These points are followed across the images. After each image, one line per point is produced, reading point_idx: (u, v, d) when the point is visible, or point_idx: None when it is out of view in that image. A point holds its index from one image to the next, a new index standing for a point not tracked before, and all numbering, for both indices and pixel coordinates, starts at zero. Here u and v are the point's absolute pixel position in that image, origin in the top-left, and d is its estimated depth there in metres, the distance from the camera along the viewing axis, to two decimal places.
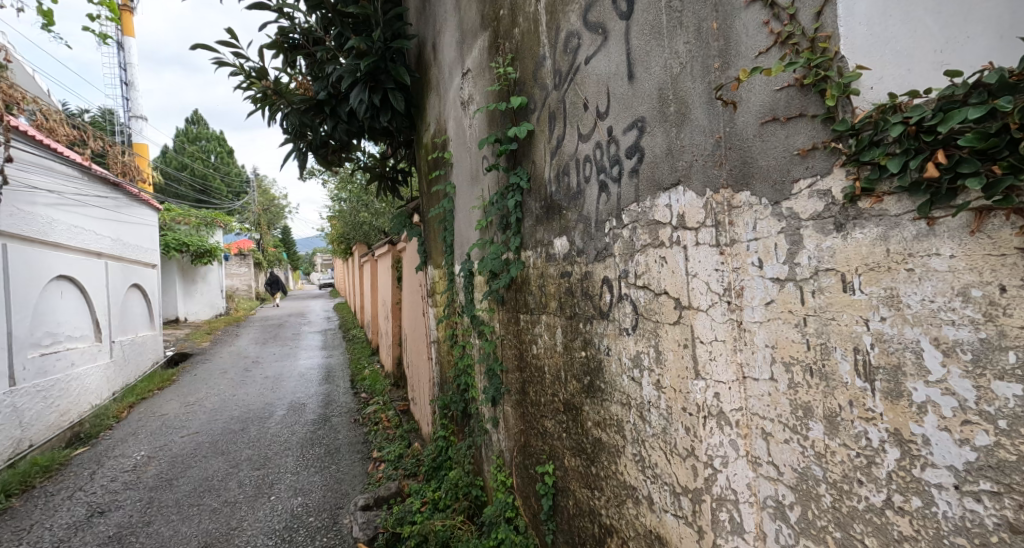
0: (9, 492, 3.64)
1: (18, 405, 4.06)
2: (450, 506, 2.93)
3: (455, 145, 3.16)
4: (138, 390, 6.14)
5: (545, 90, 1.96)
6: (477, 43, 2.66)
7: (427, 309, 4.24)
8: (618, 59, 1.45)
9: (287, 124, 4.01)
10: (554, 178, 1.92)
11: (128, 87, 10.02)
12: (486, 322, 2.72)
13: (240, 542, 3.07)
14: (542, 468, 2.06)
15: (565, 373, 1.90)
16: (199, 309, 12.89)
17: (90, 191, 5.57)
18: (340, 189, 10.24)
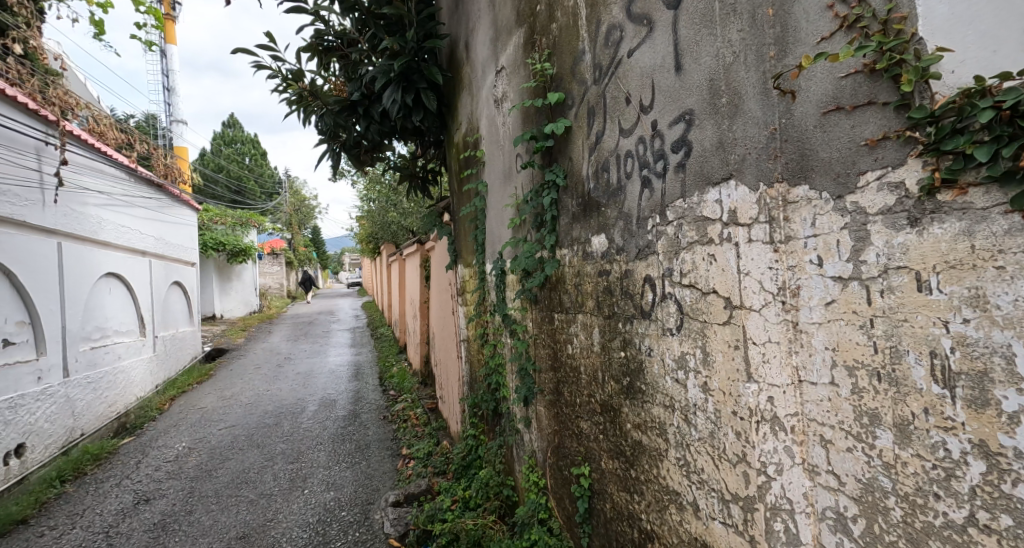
0: (63, 478, 3.81)
1: (70, 396, 4.24)
2: (481, 506, 2.91)
3: (488, 143, 3.15)
4: (178, 384, 6.36)
5: (584, 85, 1.92)
6: (512, 40, 2.63)
7: (456, 307, 4.25)
8: (664, 51, 1.41)
9: (321, 125, 4.08)
10: (593, 175, 1.88)
11: (169, 92, 10.40)
12: (518, 322, 2.69)
13: (275, 535, 3.12)
14: (577, 470, 2.03)
15: (603, 374, 1.86)
16: (233, 307, 13.28)
17: (136, 192, 5.79)
18: (369, 189, 10.39)
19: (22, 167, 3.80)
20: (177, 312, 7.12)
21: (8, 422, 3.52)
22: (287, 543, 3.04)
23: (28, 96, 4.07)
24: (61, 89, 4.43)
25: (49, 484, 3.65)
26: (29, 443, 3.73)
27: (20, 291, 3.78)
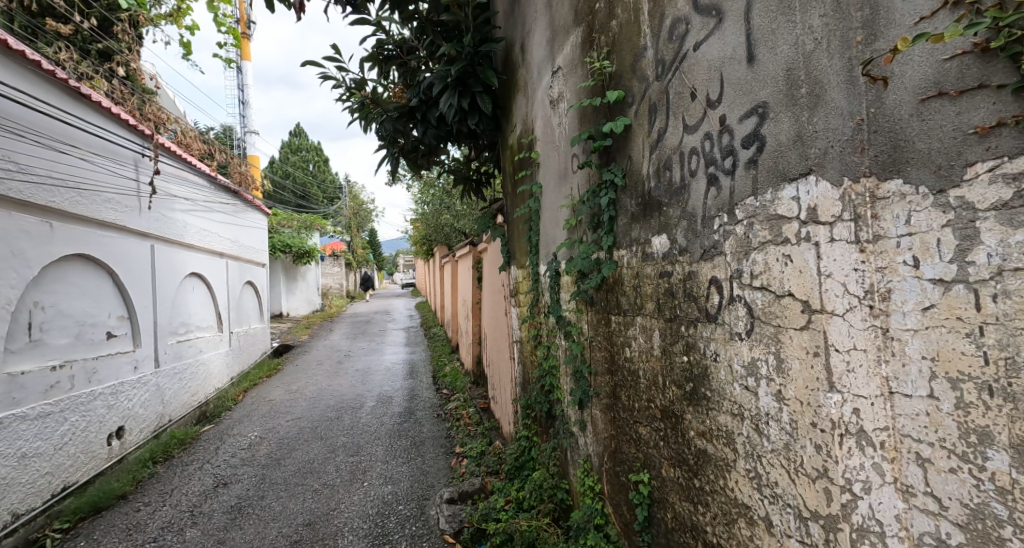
0: (155, 459, 4.13)
1: (160, 385, 4.58)
2: (536, 508, 2.89)
3: (543, 145, 3.13)
4: (250, 377, 6.75)
5: (645, 81, 1.87)
6: (569, 40, 2.61)
7: (510, 308, 4.26)
8: (734, 42, 1.36)
9: (381, 132, 4.20)
10: (654, 173, 1.83)
11: (244, 105, 11.07)
12: (573, 323, 2.65)
13: (338, 524, 3.24)
14: (636, 476, 1.97)
15: (664, 378, 1.80)
16: (298, 305, 13.96)
17: (216, 198, 6.21)
18: (424, 192, 10.63)
19: (122, 179, 4.14)
20: (249, 310, 7.57)
21: (111, 407, 3.85)
22: (349, 532, 3.15)
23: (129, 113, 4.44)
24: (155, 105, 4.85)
25: (143, 465, 3.95)
26: (127, 426, 4.07)
27: (121, 289, 4.12)
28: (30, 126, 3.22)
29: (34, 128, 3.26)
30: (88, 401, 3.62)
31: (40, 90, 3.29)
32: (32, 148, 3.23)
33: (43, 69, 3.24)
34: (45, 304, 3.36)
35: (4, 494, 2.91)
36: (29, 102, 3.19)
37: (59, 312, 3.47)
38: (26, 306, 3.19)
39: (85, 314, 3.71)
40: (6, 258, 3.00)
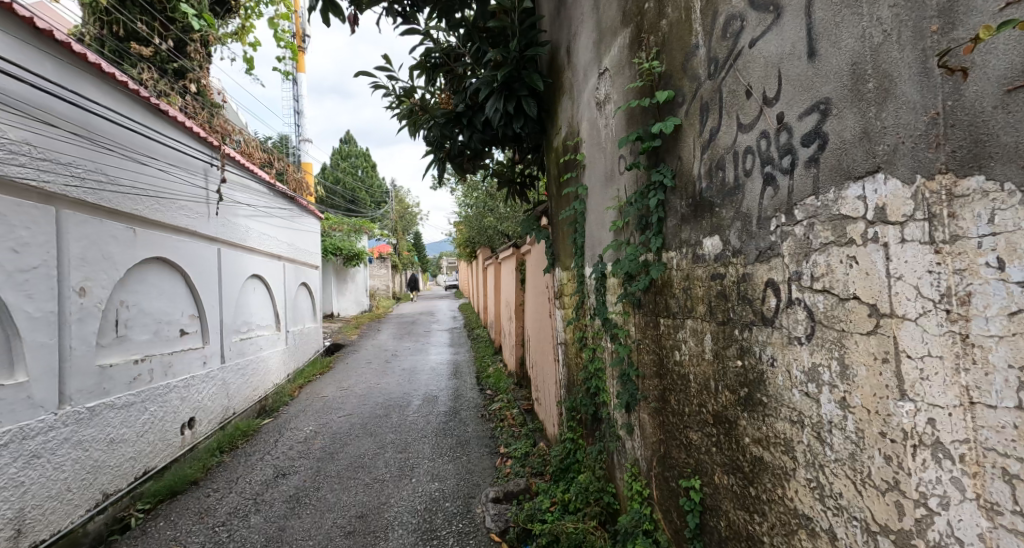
0: (222, 449, 4.38)
1: (225, 380, 4.84)
2: (582, 511, 2.87)
3: (589, 146, 3.12)
4: (305, 374, 7.05)
5: (696, 80, 1.85)
6: (617, 41, 2.59)
7: (554, 310, 4.26)
8: (794, 37, 1.33)
9: (428, 137, 4.31)
10: (705, 174, 1.80)
11: (299, 115, 11.58)
12: (620, 326, 2.62)
13: (389, 517, 3.34)
14: (687, 483, 1.93)
15: (715, 383, 1.76)
16: (347, 306, 14.43)
17: (275, 204, 6.52)
18: (468, 195, 10.75)
19: (194, 188, 4.42)
20: (304, 310, 7.89)
21: (183, 398, 4.12)
22: (399, 526, 3.24)
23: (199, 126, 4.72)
24: (221, 118, 5.33)
25: (212, 453, 4.20)
26: (198, 417, 4.34)
27: (192, 289, 4.39)
28: (118, 140, 3.49)
29: (121, 142, 3.52)
30: (165, 393, 3.88)
31: (125, 108, 3.56)
32: (120, 161, 3.49)
33: (128, 88, 3.51)
34: (130, 303, 3.62)
35: (96, 475, 3.16)
36: (116, 119, 3.47)
37: (141, 310, 3.73)
38: (114, 305, 3.45)
39: (162, 313, 3.98)
40: (98, 261, 3.27)
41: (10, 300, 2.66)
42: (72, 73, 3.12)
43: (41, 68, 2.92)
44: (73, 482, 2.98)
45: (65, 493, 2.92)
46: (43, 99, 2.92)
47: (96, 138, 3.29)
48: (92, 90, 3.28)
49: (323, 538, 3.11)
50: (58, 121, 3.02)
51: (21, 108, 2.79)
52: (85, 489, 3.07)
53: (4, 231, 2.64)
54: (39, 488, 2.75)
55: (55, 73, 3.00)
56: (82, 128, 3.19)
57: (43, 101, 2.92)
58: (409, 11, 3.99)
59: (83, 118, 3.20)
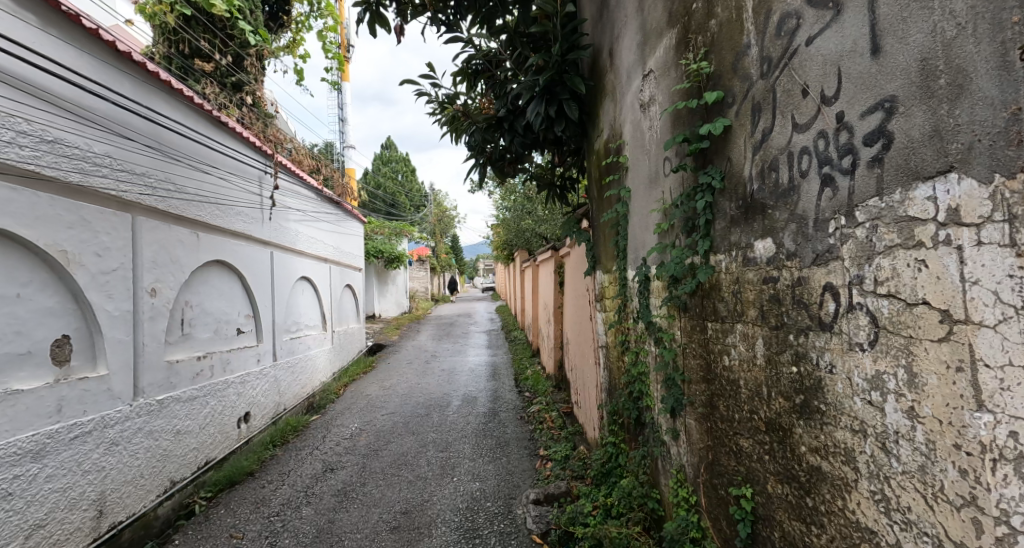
0: (275, 443, 4.57)
1: (277, 378, 5.04)
2: (625, 516, 2.84)
3: (632, 148, 3.09)
4: (349, 373, 7.26)
5: (747, 80, 1.81)
6: (662, 42, 2.56)
7: (595, 313, 4.23)
8: (856, 34, 1.31)
9: (470, 143, 4.38)
10: (756, 175, 1.76)
11: (343, 122, 11.94)
12: (664, 329, 2.58)
13: (432, 514, 3.40)
14: (737, 491, 1.89)
15: (768, 388, 1.72)
16: (388, 307, 14.77)
17: (321, 209, 6.75)
18: (507, 198, 10.80)
19: (250, 195, 4.64)
20: (348, 310, 8.12)
21: (240, 394, 4.32)
22: (441, 524, 3.29)
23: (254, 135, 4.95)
24: (274, 128, 5.69)
25: (266, 447, 4.40)
26: (253, 412, 4.54)
27: (248, 290, 4.60)
28: (185, 151, 3.71)
29: (188, 153, 3.74)
30: (224, 388, 4.09)
31: (191, 121, 3.78)
32: (186, 171, 3.71)
33: (194, 102, 3.73)
34: (194, 303, 3.83)
35: (165, 463, 3.36)
36: (184, 132, 3.69)
37: (203, 310, 3.94)
38: (181, 305, 3.66)
39: (221, 313, 4.18)
40: (167, 263, 3.48)
41: (94, 299, 2.87)
42: (146, 90, 3.34)
43: (120, 87, 3.14)
44: (145, 468, 3.18)
45: (138, 479, 3.12)
46: (122, 115, 3.14)
47: (166, 150, 3.51)
48: (163, 106, 3.51)
49: (370, 532, 3.19)
50: (134, 135, 3.24)
51: (104, 124, 3.01)
52: (156, 476, 3.26)
53: (90, 237, 2.86)
54: (116, 472, 2.95)
55: (131, 91, 3.23)
56: (155, 142, 3.41)
57: (122, 117, 3.14)
58: (453, 19, 4.07)
59: (156, 132, 3.42)
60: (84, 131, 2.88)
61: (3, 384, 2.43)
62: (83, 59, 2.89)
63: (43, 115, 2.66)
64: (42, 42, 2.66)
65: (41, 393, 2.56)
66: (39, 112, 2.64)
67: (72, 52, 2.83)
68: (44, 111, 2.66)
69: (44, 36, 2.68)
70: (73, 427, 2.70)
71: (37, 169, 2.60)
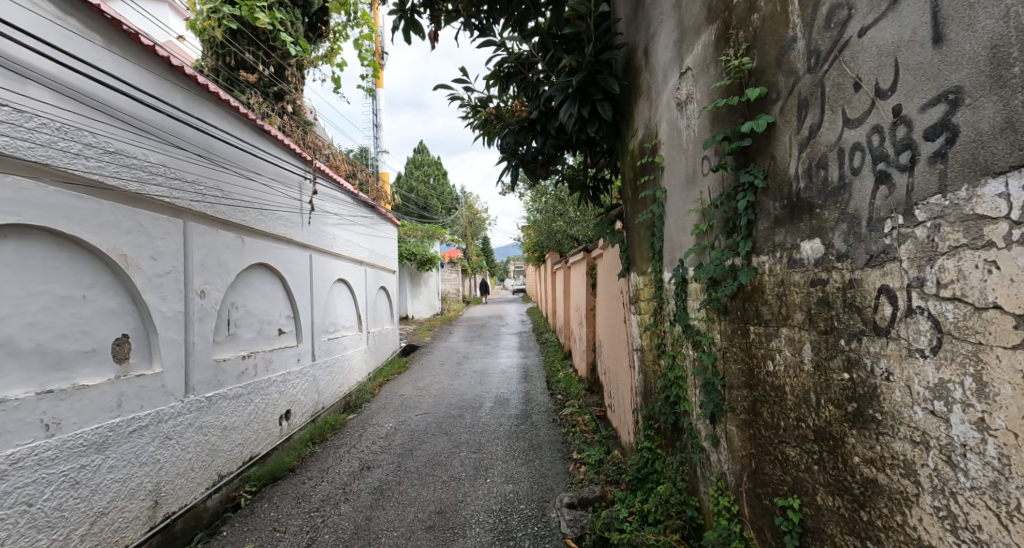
0: (314, 441, 4.68)
1: (315, 377, 5.16)
2: (663, 524, 2.78)
3: (668, 148, 3.03)
4: (384, 373, 7.38)
5: (793, 75, 1.75)
6: (701, 39, 2.51)
7: (629, 316, 4.16)
8: (914, 23, 1.25)
9: (502, 145, 4.38)
10: (803, 174, 1.69)
11: (376, 128, 12.18)
12: (703, 333, 2.51)
13: (466, 515, 3.41)
14: (783, 502, 1.82)
15: (816, 395, 1.65)
16: (420, 309, 14.96)
17: (357, 212, 6.89)
18: (537, 200, 10.79)
19: (290, 200, 4.77)
20: (382, 311, 8.26)
21: (281, 392, 4.44)
22: (475, 524, 3.30)
23: (293, 142, 5.09)
24: (313, 135, 5.86)
25: (305, 444, 4.51)
26: (293, 410, 4.66)
27: (288, 292, 4.73)
28: (231, 159, 3.84)
29: (233, 160, 3.87)
30: (266, 387, 4.21)
31: (237, 130, 3.91)
32: (233, 178, 3.85)
33: (239, 112, 3.86)
34: (239, 304, 3.97)
35: (214, 457, 3.48)
36: (230, 140, 3.82)
37: (247, 311, 4.07)
38: (227, 306, 3.80)
39: (264, 314, 4.31)
40: (215, 266, 3.61)
41: (150, 301, 3.00)
42: (197, 102, 3.48)
43: (174, 99, 3.28)
44: (196, 462, 3.30)
45: (190, 472, 3.24)
46: (175, 126, 3.28)
47: (214, 159, 3.65)
48: (212, 117, 3.65)
49: (406, 531, 3.23)
50: (186, 144, 3.37)
51: (159, 135, 3.14)
52: (205, 469, 3.39)
53: (146, 242, 3.00)
54: (170, 465, 3.08)
55: (184, 103, 3.37)
56: (204, 151, 3.55)
57: (175, 128, 3.27)
58: (485, 23, 4.09)
59: (205, 141, 3.56)
60: (141, 143, 3.02)
61: (70, 379, 2.57)
62: (140, 74, 3.04)
63: (106, 128, 2.80)
64: (105, 59, 2.81)
65: (104, 388, 2.69)
66: (103, 126, 2.78)
67: (131, 68, 2.97)
68: (107, 124, 2.80)
69: (107, 54, 2.82)
70: (132, 421, 2.83)
71: (100, 179, 2.73)
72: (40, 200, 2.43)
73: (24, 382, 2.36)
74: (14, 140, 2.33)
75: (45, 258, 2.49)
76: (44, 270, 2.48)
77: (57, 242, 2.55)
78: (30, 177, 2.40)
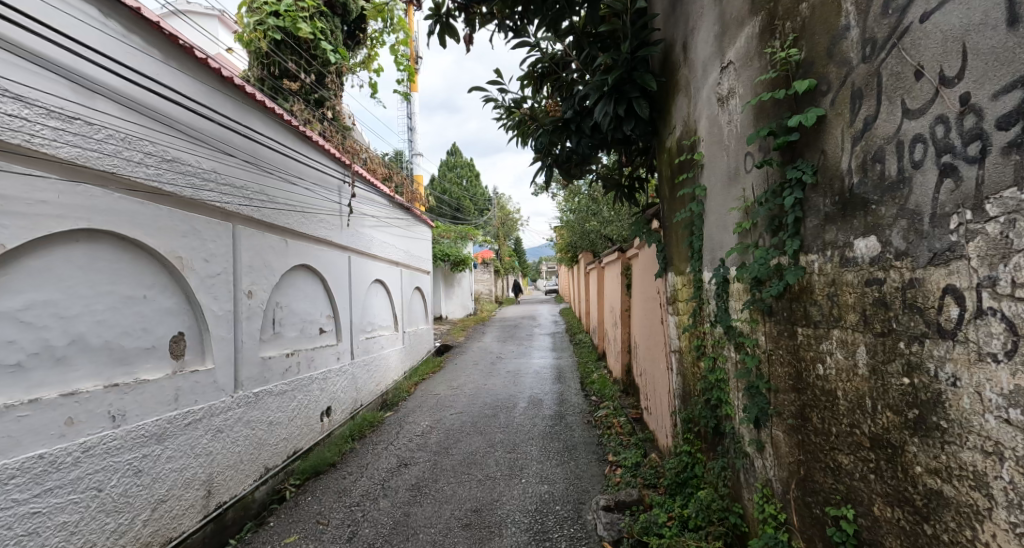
0: (353, 437, 4.78)
1: (354, 375, 5.27)
2: (705, 530, 2.70)
3: (708, 145, 2.95)
4: (419, 373, 7.47)
5: (845, 65, 1.68)
6: (744, 32, 2.43)
7: (666, 317, 4.08)
8: (985, 6, 1.21)
9: (536, 146, 4.37)
10: (857, 169, 1.62)
11: (411, 131, 12.37)
12: (746, 334, 2.42)
13: (502, 514, 3.41)
14: (836, 511, 1.74)
15: (872, 401, 1.57)
16: (453, 309, 15.11)
17: (393, 214, 7.01)
18: (571, 201, 10.74)
19: (330, 203, 4.89)
20: (417, 311, 8.37)
21: (322, 389, 4.55)
22: (511, 524, 3.30)
23: (332, 147, 5.22)
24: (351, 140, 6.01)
25: (345, 440, 4.61)
26: (333, 407, 4.78)
27: (328, 292, 4.84)
28: (276, 165, 3.96)
29: (278, 165, 4.00)
30: (308, 384, 4.32)
31: (281, 136, 4.04)
32: (278, 183, 3.98)
33: (284, 118, 3.98)
34: (283, 304, 4.09)
35: (260, 451, 3.60)
36: (275, 146, 3.95)
37: (291, 311, 4.19)
38: (272, 305, 3.92)
39: (306, 313, 4.43)
40: (261, 268, 3.73)
41: (203, 300, 3.13)
42: (245, 111, 3.61)
43: (224, 109, 3.41)
44: (244, 455, 3.43)
45: (239, 464, 3.37)
46: (225, 134, 3.41)
47: (260, 164, 3.78)
48: (259, 124, 3.78)
49: (443, 528, 3.25)
50: (236, 151, 3.50)
51: (211, 143, 3.27)
52: (253, 462, 3.51)
53: (199, 245, 3.13)
54: (221, 457, 3.21)
55: (233, 112, 3.50)
56: (252, 157, 3.68)
57: (225, 136, 3.40)
58: (520, 24, 4.09)
59: (253, 148, 3.69)
60: (196, 150, 3.15)
61: (133, 373, 2.69)
62: (194, 85, 3.16)
63: (165, 137, 2.93)
64: (162, 72, 2.94)
65: (162, 383, 2.82)
66: (161, 135, 2.91)
67: (186, 80, 3.10)
68: (165, 134, 2.93)
69: (165, 67, 2.95)
70: (187, 414, 2.96)
71: (159, 186, 2.86)
72: (108, 206, 2.56)
73: (93, 375, 2.50)
74: (84, 150, 2.46)
75: (112, 259, 2.62)
76: (111, 271, 2.61)
77: (122, 244, 2.67)
78: (98, 184, 2.54)
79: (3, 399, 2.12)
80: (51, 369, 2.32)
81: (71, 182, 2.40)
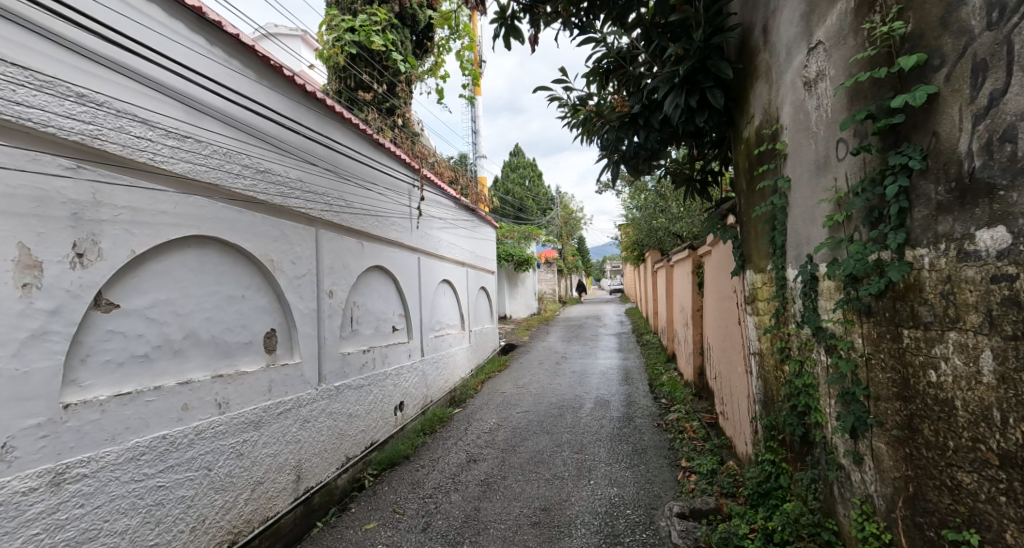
0: (425, 431, 4.90)
1: (425, 372, 5.41)
2: (792, 545, 2.51)
3: (793, 134, 2.74)
4: (485, 371, 7.55)
5: (968, 36, 1.50)
6: (835, 8, 2.23)
7: (744, 317, 3.85)
8: None
9: (602, 143, 4.27)
10: (982, 151, 1.46)
11: (475, 134, 12.56)
12: (840, 337, 2.15)
13: (571, 515, 3.36)
14: (955, 535, 1.57)
15: (1003, 414, 1.42)
16: (517, 309, 15.18)
17: (459, 215, 7.13)
18: (636, 197, 10.49)
19: (401, 206, 5.05)
20: (482, 310, 8.47)
21: (395, 385, 4.71)
22: (580, 525, 3.24)
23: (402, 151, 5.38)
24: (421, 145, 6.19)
25: (417, 434, 4.74)
26: (406, 402, 4.93)
27: (400, 292, 5.00)
28: (352, 171, 4.15)
29: (354, 172, 4.17)
30: (382, 379, 4.48)
31: (357, 144, 4.22)
32: (355, 189, 4.15)
33: (359, 127, 4.15)
34: (360, 303, 4.26)
35: (342, 441, 3.77)
36: (351, 154, 4.13)
37: (367, 309, 4.36)
38: (350, 304, 4.10)
39: (380, 312, 4.59)
40: (340, 269, 3.91)
41: (290, 299, 3.32)
42: (326, 121, 3.80)
43: (308, 121, 3.60)
44: (328, 444, 3.60)
45: (324, 452, 3.55)
46: (308, 145, 3.60)
47: (339, 172, 3.96)
48: (338, 134, 3.96)
49: (513, 524, 3.25)
50: (318, 161, 3.69)
51: (297, 154, 3.47)
52: (336, 452, 3.69)
53: (287, 248, 3.33)
54: (308, 446, 3.39)
55: (315, 124, 3.68)
56: (331, 165, 3.87)
57: (309, 146, 3.59)
58: (586, 21, 4.01)
59: (332, 156, 3.87)
60: (284, 161, 3.34)
61: (234, 365, 2.91)
62: (282, 101, 3.36)
63: (258, 150, 3.13)
64: (256, 90, 3.13)
65: (258, 375, 3.02)
66: (255, 149, 3.11)
67: (276, 96, 3.30)
68: (259, 147, 3.13)
69: (258, 85, 3.15)
70: (280, 404, 3.16)
71: (254, 196, 3.06)
72: (213, 214, 2.77)
73: (202, 367, 2.71)
74: (194, 166, 2.66)
75: (217, 262, 2.83)
76: (215, 272, 2.82)
77: (223, 247, 2.88)
78: (205, 196, 2.74)
79: (135, 386, 2.35)
80: (170, 360, 2.54)
81: (184, 194, 2.61)
